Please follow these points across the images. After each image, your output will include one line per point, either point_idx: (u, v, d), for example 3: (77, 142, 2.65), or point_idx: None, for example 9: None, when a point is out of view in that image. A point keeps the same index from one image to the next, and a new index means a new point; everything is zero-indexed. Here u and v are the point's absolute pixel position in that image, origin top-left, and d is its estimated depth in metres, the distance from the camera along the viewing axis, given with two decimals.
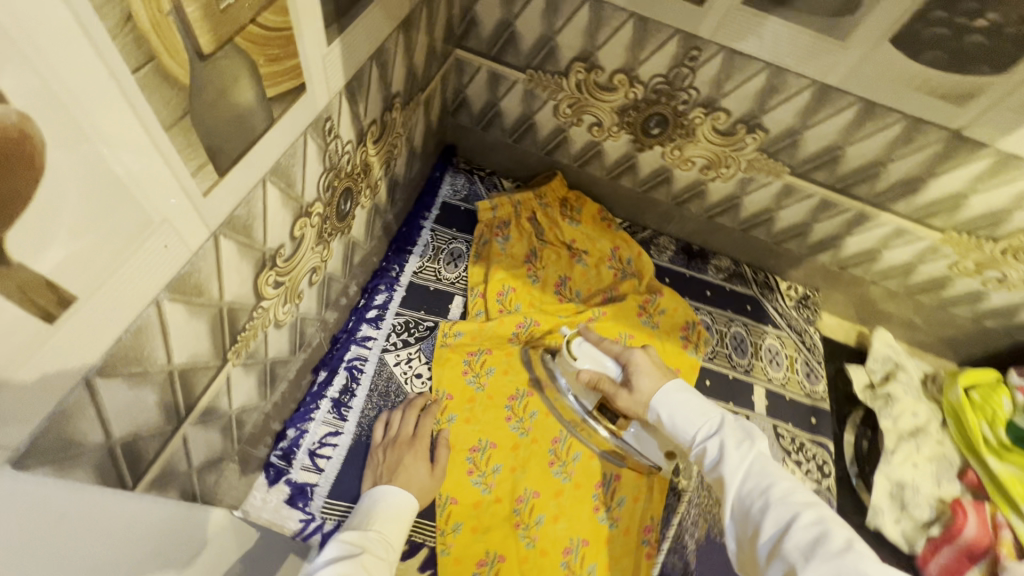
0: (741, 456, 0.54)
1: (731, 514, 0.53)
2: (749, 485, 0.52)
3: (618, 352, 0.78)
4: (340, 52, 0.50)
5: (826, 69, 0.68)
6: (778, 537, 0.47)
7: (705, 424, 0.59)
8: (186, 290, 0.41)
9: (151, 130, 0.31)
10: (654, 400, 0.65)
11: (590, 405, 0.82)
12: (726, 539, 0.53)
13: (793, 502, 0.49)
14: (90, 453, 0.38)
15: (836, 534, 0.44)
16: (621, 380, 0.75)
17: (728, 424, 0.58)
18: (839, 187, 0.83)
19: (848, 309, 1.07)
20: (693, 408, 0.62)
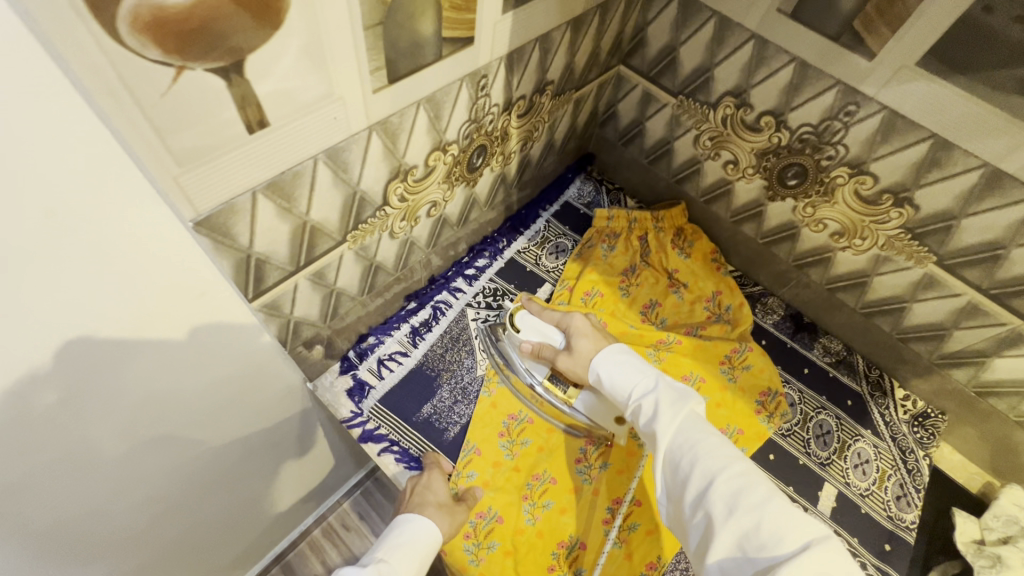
0: (675, 412, 0.63)
1: (660, 465, 0.62)
2: (679, 440, 0.60)
3: (558, 321, 0.82)
4: (510, 23, 0.60)
5: (1000, 152, 0.62)
6: (704, 488, 0.56)
7: (644, 381, 0.68)
8: (337, 161, 0.54)
9: (354, 23, 0.44)
10: (597, 358, 0.73)
11: (540, 376, 0.84)
12: (658, 488, 0.62)
13: (716, 455, 0.58)
14: (236, 251, 0.52)
15: (753, 485, 0.55)
16: (562, 347, 0.80)
17: (662, 383, 0.67)
18: (992, 294, 0.73)
19: (978, 448, 0.90)
20: (631, 370, 0.70)
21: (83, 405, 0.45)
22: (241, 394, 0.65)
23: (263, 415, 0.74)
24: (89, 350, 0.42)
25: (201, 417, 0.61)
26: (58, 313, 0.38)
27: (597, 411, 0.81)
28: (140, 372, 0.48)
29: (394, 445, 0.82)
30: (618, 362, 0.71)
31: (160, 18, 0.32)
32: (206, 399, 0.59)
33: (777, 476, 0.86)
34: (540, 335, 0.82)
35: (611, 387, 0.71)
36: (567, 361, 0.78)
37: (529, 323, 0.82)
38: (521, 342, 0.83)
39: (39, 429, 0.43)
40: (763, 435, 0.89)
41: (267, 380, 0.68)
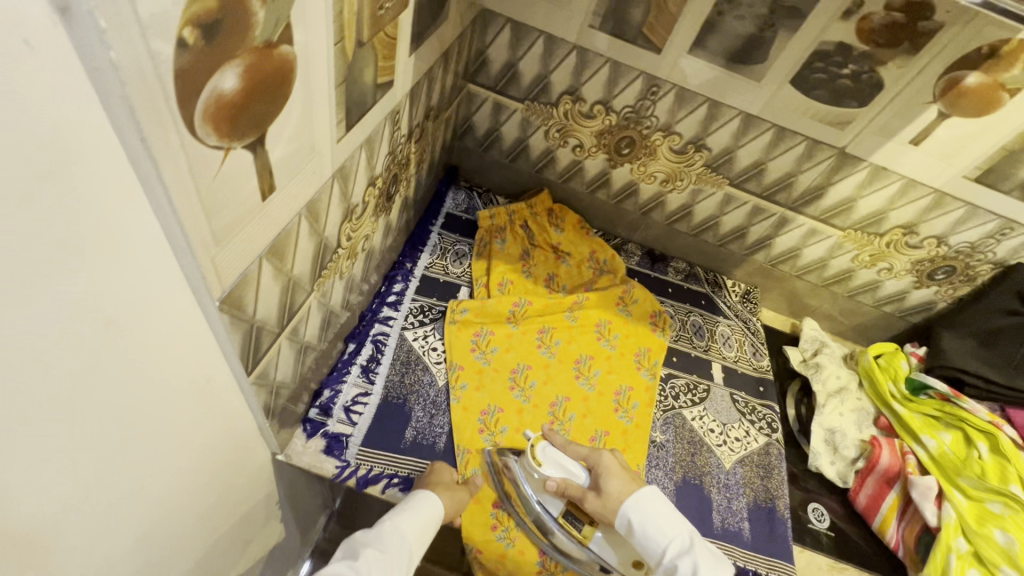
0: None
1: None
2: None
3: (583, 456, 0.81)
4: (412, 64, 0.69)
5: (748, 102, 0.94)
6: None
7: (678, 539, 0.70)
8: (313, 212, 0.56)
9: (329, 82, 0.48)
10: (631, 506, 0.72)
11: (555, 511, 0.82)
12: None
13: None
14: (243, 322, 0.51)
15: None
16: (587, 485, 0.78)
17: (696, 542, 0.70)
18: (765, 195, 1.08)
19: (781, 302, 1.30)
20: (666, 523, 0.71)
21: (110, 513, 0.44)
22: (221, 468, 0.63)
23: (235, 494, 0.71)
24: (119, 458, 0.42)
25: (193, 506, 0.60)
26: (100, 421, 0.38)
27: (612, 552, 0.81)
28: (150, 473, 0.48)
29: (394, 477, 0.84)
30: (654, 513, 0.71)
31: (240, 104, 0.37)
32: (196, 485, 0.58)
33: (684, 370, 1.12)
34: (564, 471, 0.79)
35: (643, 535, 0.71)
36: (596, 502, 0.76)
37: (553, 457, 0.80)
38: (546, 479, 0.79)
39: (74, 555, 0.41)
40: (664, 344, 1.13)
41: (239, 452, 0.67)
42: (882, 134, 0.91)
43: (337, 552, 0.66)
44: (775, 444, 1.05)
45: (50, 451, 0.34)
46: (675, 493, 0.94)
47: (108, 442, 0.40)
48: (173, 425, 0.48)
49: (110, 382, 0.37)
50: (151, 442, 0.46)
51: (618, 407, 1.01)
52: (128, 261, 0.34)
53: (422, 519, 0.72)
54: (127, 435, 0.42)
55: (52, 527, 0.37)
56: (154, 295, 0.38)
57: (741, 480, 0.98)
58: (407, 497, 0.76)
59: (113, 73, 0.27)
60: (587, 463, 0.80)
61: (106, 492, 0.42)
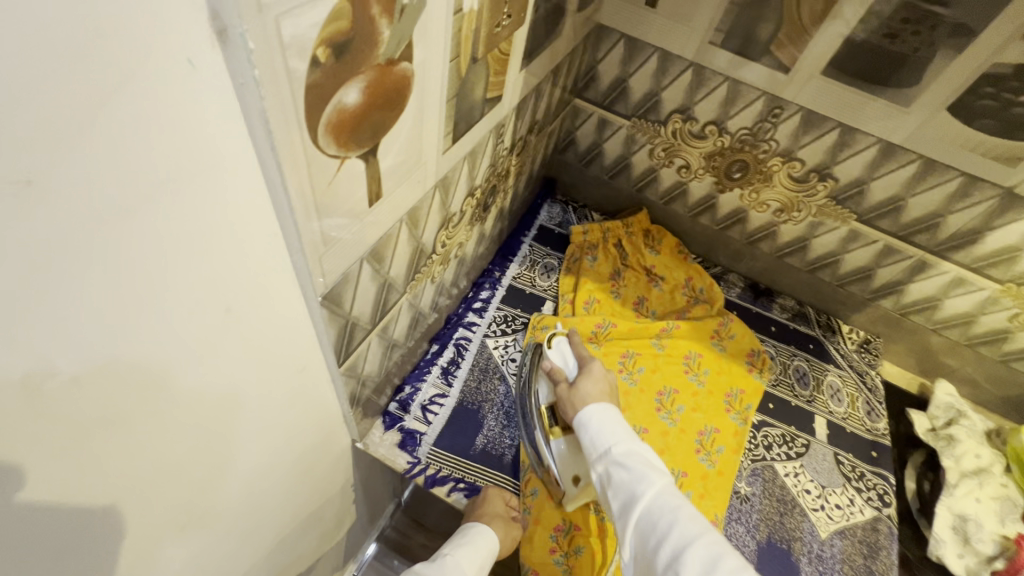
0: (661, 477, 0.60)
1: (634, 525, 0.59)
2: (659, 505, 0.58)
3: (584, 358, 0.82)
4: (522, 79, 0.70)
5: (890, 130, 0.83)
6: (679, 556, 0.52)
7: (629, 439, 0.66)
8: (414, 220, 0.59)
9: (442, 98, 0.50)
10: (591, 407, 0.71)
11: (542, 399, 0.83)
12: (625, 550, 0.59)
13: (699, 527, 0.55)
14: (340, 318, 0.55)
15: (733, 559, 0.51)
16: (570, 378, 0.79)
17: (642, 445, 0.66)
18: (901, 235, 0.95)
19: (909, 358, 1.13)
20: (618, 426, 0.69)
21: (213, 475, 0.49)
22: (307, 447, 0.68)
23: (316, 474, 0.76)
24: (225, 426, 0.47)
25: (280, 479, 0.65)
26: (212, 392, 0.42)
27: (566, 464, 0.78)
28: (249, 443, 0.52)
29: (460, 482, 0.85)
30: (610, 414, 0.69)
31: (365, 110, 0.39)
32: (284, 460, 0.63)
33: (780, 419, 1.01)
34: (562, 360, 0.83)
35: (593, 432, 0.68)
36: (565, 391, 0.77)
37: (562, 348, 0.84)
38: (545, 359, 0.84)
39: (184, 506, 0.46)
40: (761, 388, 1.03)
41: (324, 435, 0.72)
42: None
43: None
44: (885, 520, 0.91)
45: (171, 413, 0.39)
46: (757, 555, 0.85)
47: (215, 412, 0.44)
48: (272, 404, 0.53)
49: (224, 357, 0.42)
50: (252, 416, 0.50)
51: (700, 448, 0.94)
52: (251, 254, 0.38)
53: (481, 551, 0.76)
54: (233, 406, 0.46)
55: (164, 481, 0.42)
56: (269, 284, 0.42)
57: (839, 555, 0.86)
58: (465, 525, 0.79)
59: (254, 88, 0.30)
60: (580, 359, 0.82)
61: (211, 456, 0.47)
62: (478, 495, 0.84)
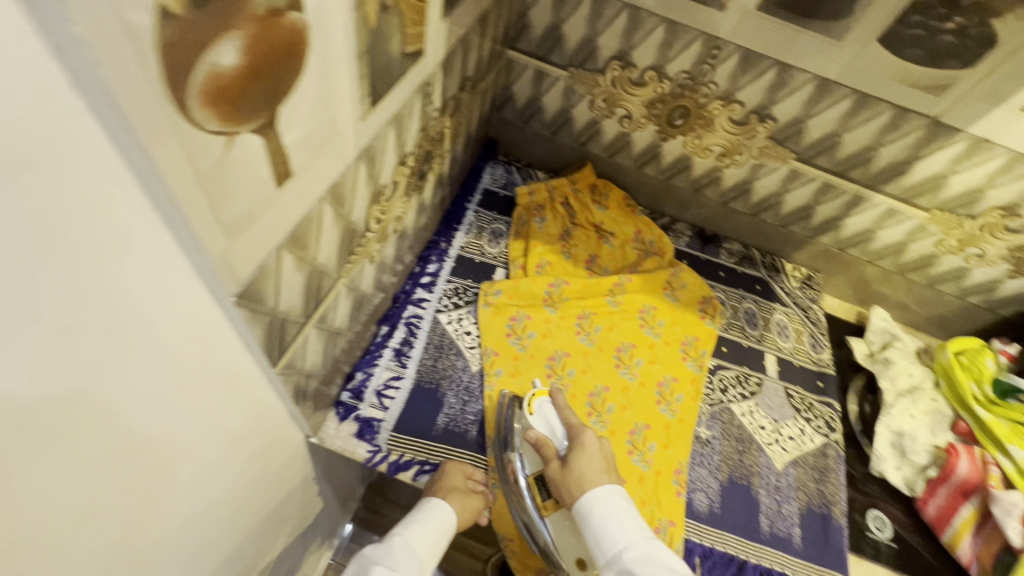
0: None
1: None
2: None
3: (571, 426, 0.81)
4: (444, 30, 0.63)
5: (825, 65, 0.83)
6: None
7: (641, 541, 0.66)
8: (337, 197, 0.53)
9: (351, 55, 0.44)
10: (591, 496, 0.71)
11: (529, 470, 0.80)
12: None
13: None
14: (266, 315, 0.49)
15: None
16: (562, 454, 0.78)
17: (652, 547, 0.66)
18: (837, 171, 0.96)
19: (847, 289, 1.18)
20: (625, 523, 0.68)
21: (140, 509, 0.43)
22: (252, 452, 0.62)
23: (268, 478, 0.71)
24: (144, 458, 0.41)
25: (225, 492, 0.59)
26: (114, 428, 0.36)
27: (565, 541, 0.77)
28: (180, 466, 0.46)
29: (425, 464, 0.82)
30: (619, 508, 0.69)
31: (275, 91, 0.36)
32: (227, 474, 0.58)
33: (734, 361, 1.04)
34: (549, 431, 0.82)
35: (600, 531, 0.68)
36: (557, 471, 0.77)
37: (545, 412, 0.83)
38: (528, 427, 0.82)
39: (107, 550, 0.40)
40: (714, 334, 1.05)
41: (269, 440, 0.66)
42: (988, 100, 0.78)
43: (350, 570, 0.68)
44: (833, 445, 0.96)
45: (63, 461, 0.33)
46: (720, 494, 0.88)
47: (125, 443, 0.38)
48: (199, 419, 0.46)
49: (123, 385, 0.35)
50: (177, 442, 0.44)
51: (661, 399, 0.95)
52: (127, 259, 0.31)
53: (435, 530, 0.74)
54: (148, 438, 0.40)
55: (73, 533, 0.36)
56: (162, 291, 0.35)
57: (793, 483, 0.92)
58: (425, 500, 0.77)
59: (79, 52, 0.23)
60: (568, 427, 0.81)
61: (131, 490, 0.41)
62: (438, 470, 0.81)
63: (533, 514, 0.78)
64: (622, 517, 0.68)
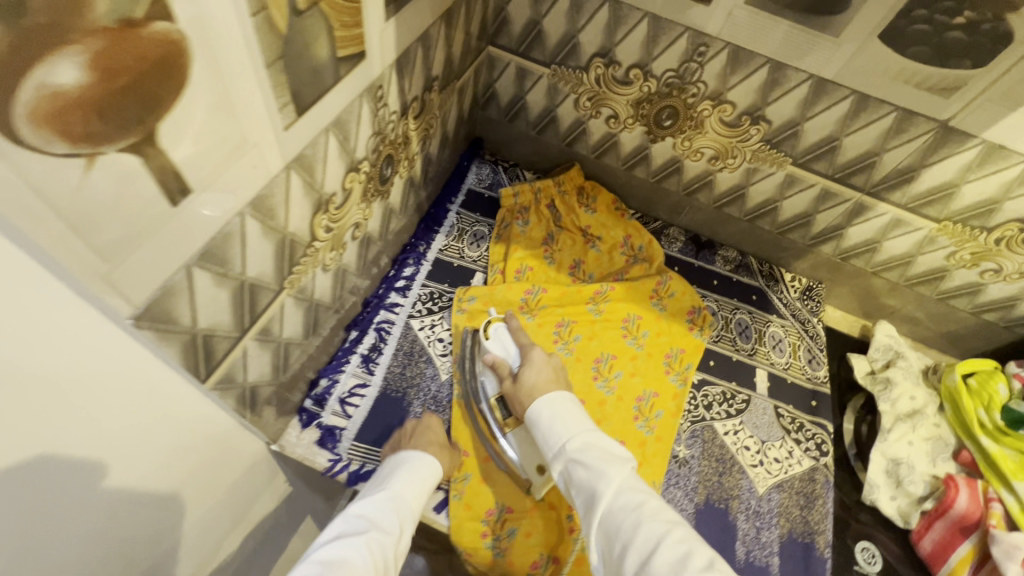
0: (617, 470, 0.60)
1: (599, 523, 0.58)
2: (620, 501, 0.58)
3: (524, 343, 0.86)
4: (393, 30, 0.59)
5: (821, 63, 0.76)
6: (643, 558, 0.52)
7: (583, 433, 0.66)
8: (262, 210, 0.50)
9: (257, 66, 0.41)
10: (540, 401, 0.72)
11: (491, 390, 0.85)
12: (592, 554, 0.58)
13: (661, 521, 0.55)
14: (181, 333, 0.47)
15: (699, 555, 0.51)
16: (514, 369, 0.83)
17: (596, 436, 0.66)
18: (836, 177, 0.90)
19: (852, 301, 1.11)
20: (571, 419, 0.69)
21: (48, 533, 0.41)
22: (207, 465, 0.61)
23: (232, 495, 0.70)
24: (51, 488, 0.39)
25: (176, 505, 0.57)
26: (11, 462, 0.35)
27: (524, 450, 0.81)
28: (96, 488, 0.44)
29: None
30: (565, 410, 0.70)
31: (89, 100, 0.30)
32: (178, 491, 0.57)
33: (721, 377, 0.99)
34: (503, 351, 0.86)
35: (548, 430, 0.69)
36: (511, 387, 0.80)
37: (500, 337, 0.87)
38: (486, 351, 0.86)
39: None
40: (701, 346, 1.00)
41: (224, 459, 0.65)
42: (1003, 104, 0.71)
43: (337, 527, 0.63)
44: (822, 469, 0.91)
45: None
46: (695, 518, 0.84)
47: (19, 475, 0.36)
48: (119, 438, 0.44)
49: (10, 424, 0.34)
50: (89, 474, 0.43)
51: (638, 414, 0.91)
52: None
53: (421, 480, 0.73)
54: (46, 480, 0.38)
55: None
56: (36, 331, 0.33)
57: (776, 509, 0.87)
58: (397, 455, 0.75)
59: None
60: (520, 346, 0.85)
61: (35, 517, 0.39)
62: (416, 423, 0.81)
63: (508, 455, 0.81)
64: (568, 414, 0.69)
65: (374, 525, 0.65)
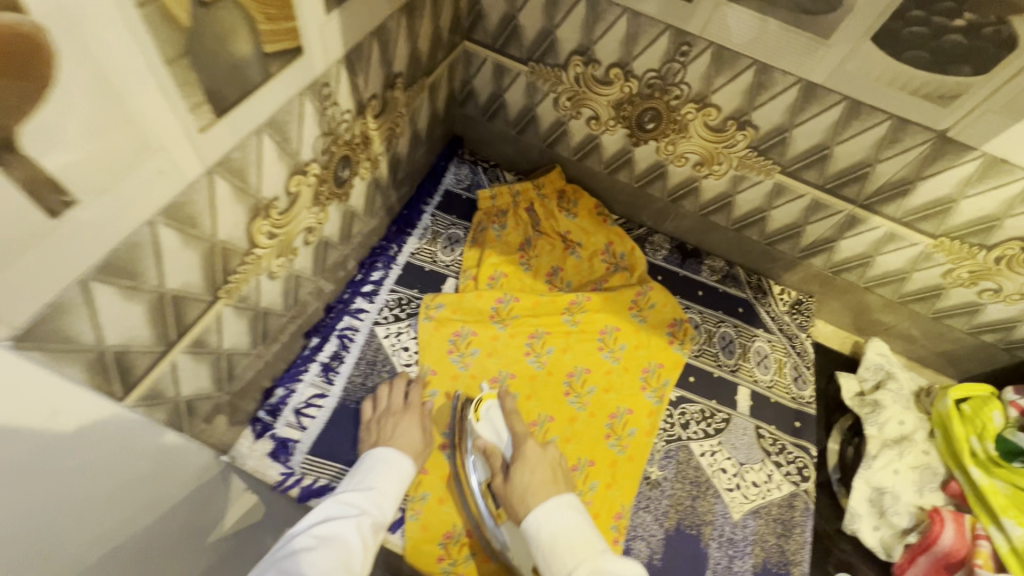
0: None
1: None
2: None
3: (518, 432, 0.79)
4: (338, 23, 0.55)
5: (810, 67, 0.71)
6: None
7: (587, 560, 0.63)
8: (180, 219, 0.46)
9: (152, 62, 0.37)
10: (534, 513, 0.68)
11: (483, 474, 0.77)
12: None
13: None
14: (83, 352, 0.43)
15: None
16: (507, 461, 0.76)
17: (599, 561, 0.63)
18: (827, 188, 0.84)
19: (844, 316, 1.06)
20: (572, 537, 0.66)
21: None
22: (151, 487, 0.56)
23: (189, 514, 0.66)
24: None
25: (117, 534, 0.53)
26: None
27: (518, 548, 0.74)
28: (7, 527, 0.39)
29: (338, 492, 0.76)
30: (565, 526, 0.67)
31: None
32: (116, 519, 0.52)
33: (700, 394, 0.94)
34: (495, 435, 0.79)
35: (548, 553, 0.65)
36: (504, 486, 0.73)
37: (492, 419, 0.81)
38: (476, 436, 0.79)
39: None
40: (681, 361, 0.96)
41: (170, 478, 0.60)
42: (1006, 115, 0.65)
43: (327, 508, 0.64)
44: (802, 495, 0.86)
45: None
46: (664, 545, 0.80)
47: None
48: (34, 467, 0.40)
49: None
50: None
51: (610, 433, 0.87)
52: None
53: (396, 469, 0.71)
54: None
55: None
56: None
57: (750, 536, 0.82)
58: (372, 451, 0.73)
59: None
60: (514, 433, 0.79)
61: None
62: (392, 413, 0.79)
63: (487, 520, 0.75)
64: (569, 533, 0.66)
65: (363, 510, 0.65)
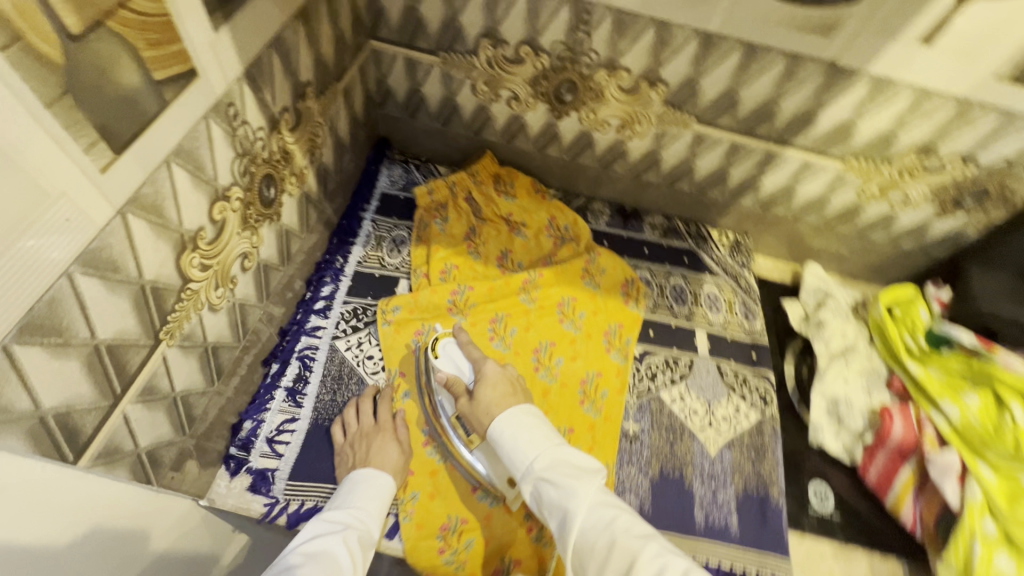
0: (587, 485, 0.56)
1: (572, 545, 0.54)
2: (592, 520, 0.54)
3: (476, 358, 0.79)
4: (230, 40, 0.54)
5: (703, 17, 0.74)
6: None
7: (548, 450, 0.60)
8: (99, 265, 0.45)
9: (33, 109, 0.36)
10: (499, 421, 0.65)
11: (450, 410, 0.80)
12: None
13: (633, 534, 0.52)
14: (21, 419, 0.41)
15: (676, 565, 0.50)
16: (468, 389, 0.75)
17: (560, 453, 0.60)
18: (742, 130, 0.89)
19: (780, 248, 1.12)
20: (532, 437, 0.62)
21: None
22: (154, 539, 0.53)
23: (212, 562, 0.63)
24: None
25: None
26: None
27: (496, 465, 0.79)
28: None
29: None
30: (525, 428, 0.63)
31: None
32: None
33: (663, 345, 0.98)
34: (456, 369, 0.80)
35: (510, 452, 0.62)
36: (468, 406, 0.73)
37: (451, 354, 0.81)
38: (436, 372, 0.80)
39: None
40: (638, 318, 0.99)
41: (178, 526, 0.59)
42: (882, 36, 0.71)
43: (309, 529, 0.59)
44: (769, 420, 0.92)
45: None
46: (651, 492, 0.84)
47: None
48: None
49: None
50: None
51: (584, 399, 0.89)
52: None
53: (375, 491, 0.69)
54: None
55: None
56: None
57: (729, 467, 0.87)
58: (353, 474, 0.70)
59: None
60: (473, 362, 0.79)
61: None
62: (363, 435, 0.77)
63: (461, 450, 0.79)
64: (528, 431, 0.63)
65: (348, 526, 0.62)
